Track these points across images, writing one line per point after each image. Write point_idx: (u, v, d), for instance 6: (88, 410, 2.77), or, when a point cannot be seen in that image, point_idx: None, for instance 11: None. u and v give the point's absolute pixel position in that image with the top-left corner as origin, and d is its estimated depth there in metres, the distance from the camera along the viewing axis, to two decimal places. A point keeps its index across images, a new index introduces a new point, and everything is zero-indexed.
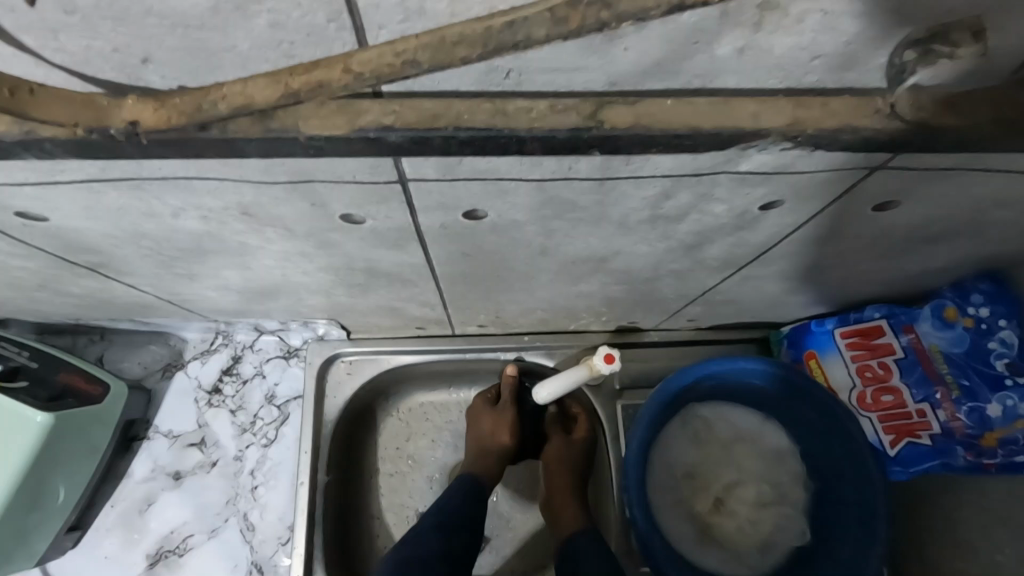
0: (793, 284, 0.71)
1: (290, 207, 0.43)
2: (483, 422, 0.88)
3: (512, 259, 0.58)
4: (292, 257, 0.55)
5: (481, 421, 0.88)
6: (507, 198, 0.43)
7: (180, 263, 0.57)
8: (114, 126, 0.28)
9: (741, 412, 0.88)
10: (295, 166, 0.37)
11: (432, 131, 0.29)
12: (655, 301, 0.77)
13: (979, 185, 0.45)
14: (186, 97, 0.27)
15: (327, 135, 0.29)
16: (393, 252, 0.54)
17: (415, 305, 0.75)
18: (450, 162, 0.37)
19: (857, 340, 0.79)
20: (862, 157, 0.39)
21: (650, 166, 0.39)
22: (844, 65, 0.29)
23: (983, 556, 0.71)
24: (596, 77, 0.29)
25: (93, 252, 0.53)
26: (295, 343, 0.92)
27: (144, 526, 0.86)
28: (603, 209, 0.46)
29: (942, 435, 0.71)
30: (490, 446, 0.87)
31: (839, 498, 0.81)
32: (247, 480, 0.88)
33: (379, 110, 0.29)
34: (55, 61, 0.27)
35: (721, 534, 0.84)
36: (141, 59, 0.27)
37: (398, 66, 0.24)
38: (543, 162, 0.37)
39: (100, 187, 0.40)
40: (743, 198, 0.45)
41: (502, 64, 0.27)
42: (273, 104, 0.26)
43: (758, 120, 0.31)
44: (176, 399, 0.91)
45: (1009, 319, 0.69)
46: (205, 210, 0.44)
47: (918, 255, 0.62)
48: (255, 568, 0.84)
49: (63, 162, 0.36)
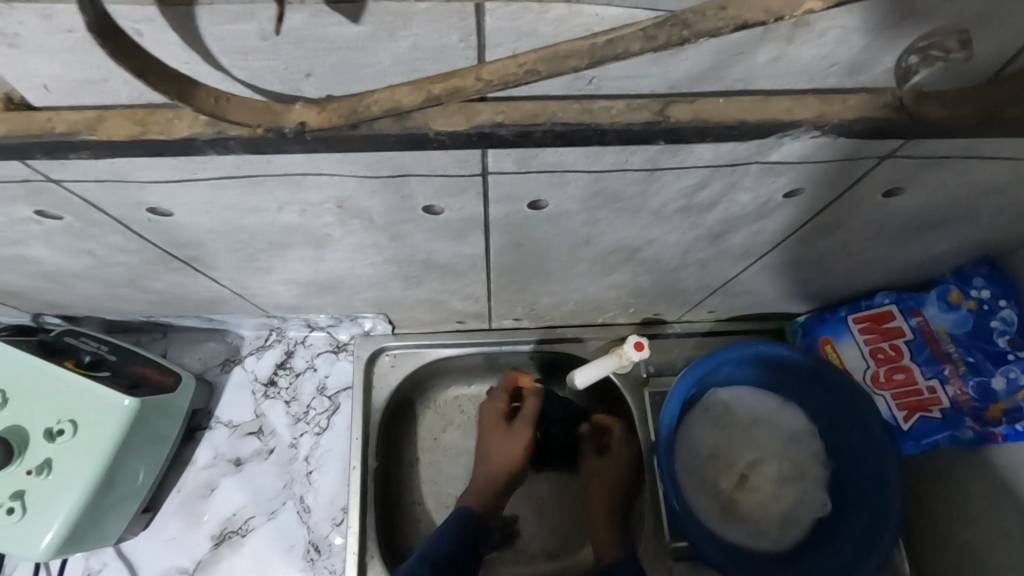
0: (808, 271, 0.78)
1: (379, 199, 0.51)
2: (500, 440, 0.94)
3: (558, 249, 0.65)
4: (364, 249, 0.62)
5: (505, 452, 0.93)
6: (565, 189, 0.50)
7: (263, 256, 0.64)
8: (287, 126, 0.34)
9: (761, 396, 0.94)
10: (395, 162, 0.44)
11: (533, 126, 0.36)
12: (680, 291, 0.84)
13: (975, 171, 0.52)
14: (342, 103, 0.34)
15: (451, 131, 0.35)
16: (455, 242, 0.61)
17: (460, 298, 0.83)
18: (526, 156, 0.44)
19: (870, 324, 0.86)
20: (873, 146, 0.46)
21: (692, 158, 0.46)
22: (858, 70, 0.36)
23: (993, 520, 0.77)
24: (658, 82, 0.36)
25: (193, 246, 0.60)
26: (343, 338, 0.99)
27: (206, 509, 0.92)
28: (646, 199, 0.53)
29: (951, 408, 0.78)
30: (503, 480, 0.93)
31: (856, 473, 0.87)
32: (301, 465, 0.94)
33: (490, 111, 0.36)
34: (238, 77, 0.35)
35: (746, 509, 0.89)
36: (305, 74, 0.35)
37: (521, 74, 0.31)
38: (604, 155, 0.45)
39: (229, 184, 0.47)
40: (767, 186, 0.52)
41: (587, 72, 0.34)
42: (417, 105, 0.33)
43: (791, 113, 0.37)
44: (235, 392, 0.97)
45: (1008, 299, 0.76)
46: (305, 204, 0.51)
47: (923, 241, 0.69)
48: (312, 547, 0.90)
49: (207, 161, 0.43)
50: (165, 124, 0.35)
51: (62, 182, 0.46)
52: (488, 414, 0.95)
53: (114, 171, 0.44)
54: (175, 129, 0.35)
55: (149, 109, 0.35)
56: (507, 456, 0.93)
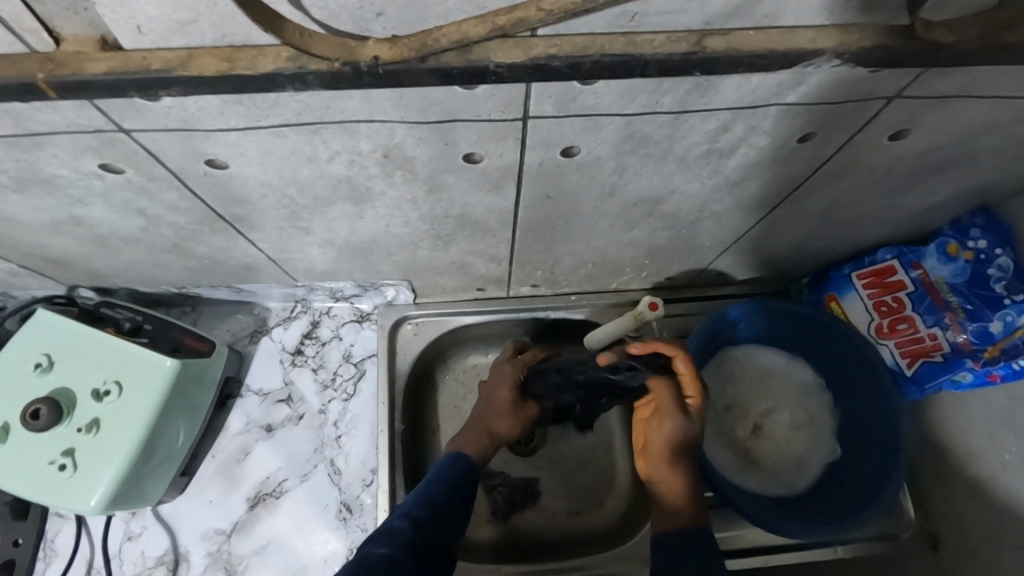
0: (817, 224, 0.82)
1: (424, 147, 0.54)
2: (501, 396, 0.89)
3: (584, 202, 0.68)
4: (403, 204, 0.66)
5: (500, 411, 0.88)
6: (598, 134, 0.54)
7: (306, 214, 0.67)
8: (363, 61, 0.38)
9: (771, 351, 0.98)
10: (446, 106, 0.48)
11: (584, 58, 0.40)
12: (694, 249, 0.88)
13: (974, 110, 0.56)
14: (412, 38, 0.38)
15: (510, 63, 0.39)
16: (490, 195, 0.65)
17: (485, 260, 0.87)
18: (566, 98, 0.48)
19: (873, 279, 0.90)
20: (883, 84, 0.50)
21: (717, 98, 0.50)
22: (875, 3, 0.40)
23: (993, 456, 0.82)
24: (695, 19, 0.40)
25: (242, 202, 0.63)
26: (366, 307, 1.03)
27: (241, 473, 0.95)
28: (672, 143, 0.57)
29: (952, 352, 0.82)
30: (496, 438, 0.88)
31: (864, 419, 0.91)
32: (331, 430, 0.97)
33: (544, 45, 0.39)
34: (315, 19, 0.37)
35: (761, 457, 0.94)
36: (377, 14, 0.36)
37: (580, 3, 0.35)
38: (638, 96, 0.48)
39: (288, 132, 0.50)
40: (784, 130, 0.56)
41: (631, 9, 0.38)
42: (482, 37, 0.37)
43: (814, 43, 0.41)
44: (263, 362, 1.00)
45: (1003, 248, 0.81)
46: (355, 154, 0.55)
47: (925, 188, 0.73)
48: (344, 507, 0.94)
49: (273, 107, 0.47)
50: (251, 61, 0.39)
51: (132, 132, 0.49)
52: (503, 372, 0.89)
53: (184, 118, 0.47)
54: (259, 66, 0.39)
55: (235, 49, 0.39)
56: (504, 414, 0.88)
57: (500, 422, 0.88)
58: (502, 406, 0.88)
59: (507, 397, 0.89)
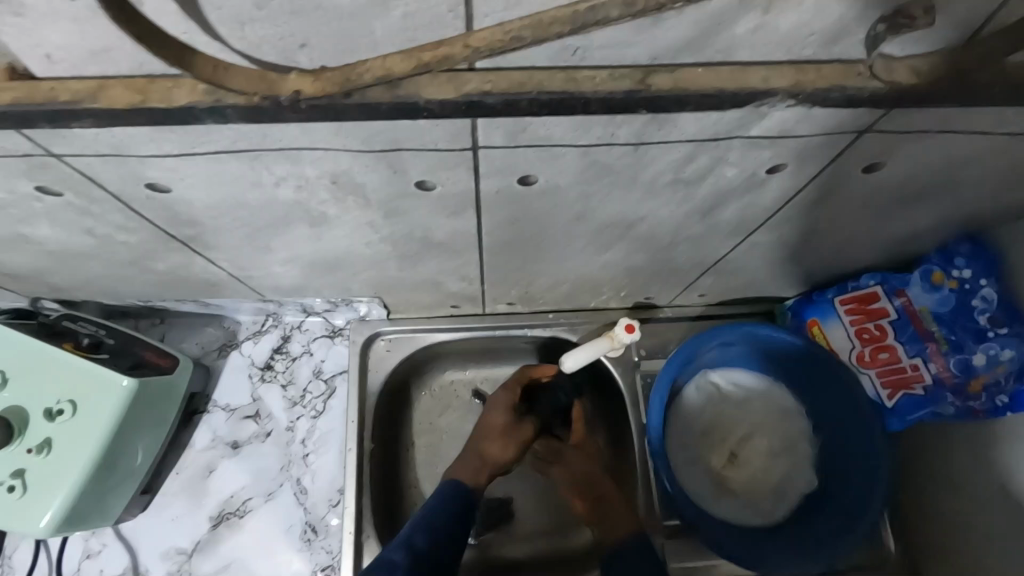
0: (796, 251, 0.79)
1: (374, 174, 0.52)
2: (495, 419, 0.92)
3: (550, 227, 0.66)
4: (362, 226, 0.63)
5: (496, 430, 0.91)
6: (555, 164, 0.52)
7: (263, 235, 0.65)
8: (283, 95, 0.36)
9: (750, 376, 0.96)
10: (390, 135, 0.46)
11: (520, 95, 0.38)
12: (672, 272, 0.86)
13: (950, 145, 0.54)
14: (336, 72, 0.36)
15: (441, 99, 0.37)
16: (451, 219, 0.62)
17: (456, 280, 0.84)
18: (516, 129, 0.46)
19: (856, 305, 0.87)
20: (851, 120, 0.47)
21: (676, 131, 0.47)
22: (833, 40, 0.38)
23: (974, 491, 0.80)
24: (642, 53, 0.37)
25: (193, 224, 0.61)
26: (339, 323, 1.01)
27: (206, 491, 0.93)
28: (635, 173, 0.54)
29: (934, 384, 0.80)
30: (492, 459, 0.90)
31: (843, 449, 0.89)
32: (298, 448, 0.95)
33: (478, 80, 0.37)
34: (235, 48, 0.36)
35: (736, 486, 0.91)
36: (300, 46, 0.36)
37: (506, 40, 0.32)
38: (591, 128, 0.46)
39: (226, 158, 0.48)
40: (751, 161, 0.54)
41: (572, 42, 0.36)
42: (408, 73, 0.34)
43: (767, 82, 0.39)
44: (232, 377, 0.99)
45: (988, 278, 0.77)
46: (303, 179, 0.53)
47: (905, 217, 0.70)
48: (309, 528, 0.92)
49: (206, 134, 0.44)
50: (165, 94, 0.37)
51: (63, 156, 0.47)
52: (498, 397, 0.93)
53: (115, 144, 0.45)
54: (174, 98, 0.37)
55: (149, 79, 0.37)
56: (501, 435, 0.91)
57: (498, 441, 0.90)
58: (498, 428, 0.91)
59: (505, 417, 0.92)
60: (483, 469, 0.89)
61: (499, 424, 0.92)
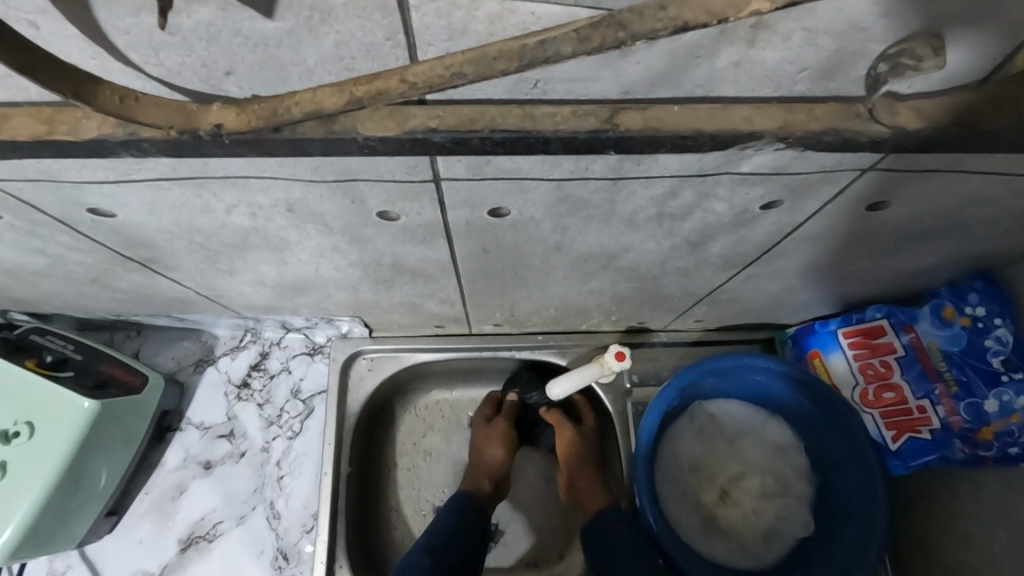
0: (796, 282, 0.74)
1: (330, 203, 0.48)
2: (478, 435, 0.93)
3: (529, 256, 0.62)
4: (327, 252, 0.60)
5: (477, 440, 0.92)
6: (527, 196, 0.47)
7: (224, 258, 0.61)
8: (202, 128, 0.32)
9: (745, 407, 0.91)
10: (341, 166, 0.42)
11: (470, 133, 0.34)
12: (664, 299, 0.81)
13: (964, 184, 0.49)
14: (263, 104, 0.32)
15: (381, 136, 0.34)
16: (420, 247, 0.58)
17: (436, 302, 0.80)
18: (478, 162, 0.42)
19: (860, 339, 0.82)
20: (851, 158, 0.43)
21: (657, 166, 0.43)
22: (826, 75, 0.33)
23: (982, 545, 0.74)
24: (610, 86, 0.34)
25: (147, 246, 0.57)
26: (319, 340, 0.97)
27: (176, 513, 0.90)
28: (614, 207, 0.50)
29: (941, 429, 0.75)
30: (486, 465, 0.90)
31: (842, 490, 0.84)
32: (273, 469, 0.92)
33: (424, 115, 0.34)
34: (152, 74, 0.32)
35: (727, 525, 0.87)
36: (225, 72, 0.32)
37: (447, 76, 0.28)
38: (561, 162, 0.42)
39: (167, 185, 0.45)
40: (742, 197, 0.49)
41: (531, 75, 0.32)
42: (340, 108, 0.30)
43: (751, 123, 0.35)
44: (207, 394, 0.95)
45: (1003, 318, 0.71)
46: (256, 206, 0.49)
47: (915, 253, 0.65)
48: (281, 554, 0.88)
49: (140, 162, 0.41)
50: (74, 124, 0.34)
51: None
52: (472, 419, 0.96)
53: (43, 170, 0.42)
54: (83, 129, 0.34)
55: (58, 108, 0.34)
56: (484, 444, 0.91)
57: (478, 446, 0.91)
58: (480, 440, 0.92)
59: (480, 430, 0.93)
60: (480, 474, 0.90)
61: (480, 434, 0.93)
